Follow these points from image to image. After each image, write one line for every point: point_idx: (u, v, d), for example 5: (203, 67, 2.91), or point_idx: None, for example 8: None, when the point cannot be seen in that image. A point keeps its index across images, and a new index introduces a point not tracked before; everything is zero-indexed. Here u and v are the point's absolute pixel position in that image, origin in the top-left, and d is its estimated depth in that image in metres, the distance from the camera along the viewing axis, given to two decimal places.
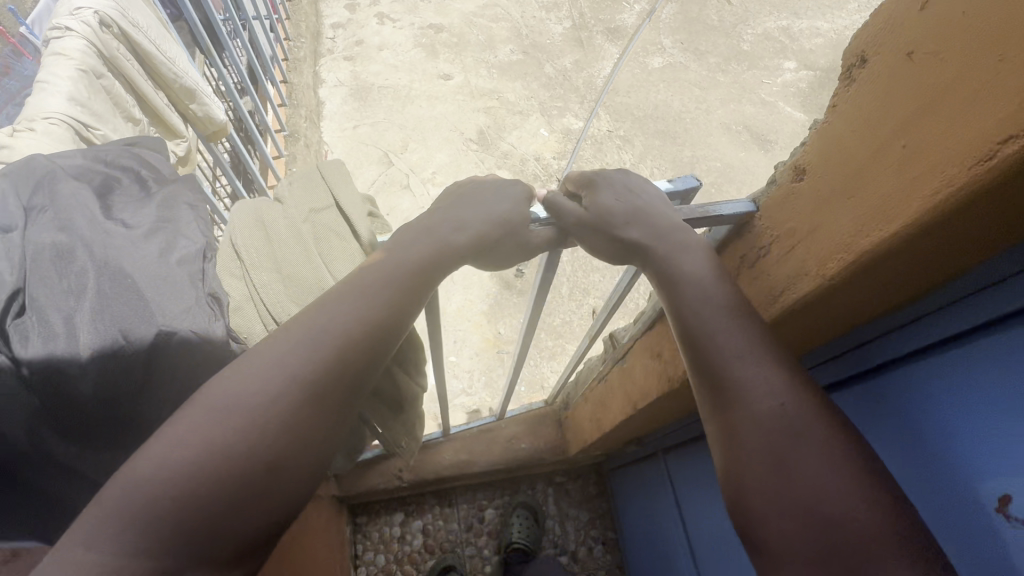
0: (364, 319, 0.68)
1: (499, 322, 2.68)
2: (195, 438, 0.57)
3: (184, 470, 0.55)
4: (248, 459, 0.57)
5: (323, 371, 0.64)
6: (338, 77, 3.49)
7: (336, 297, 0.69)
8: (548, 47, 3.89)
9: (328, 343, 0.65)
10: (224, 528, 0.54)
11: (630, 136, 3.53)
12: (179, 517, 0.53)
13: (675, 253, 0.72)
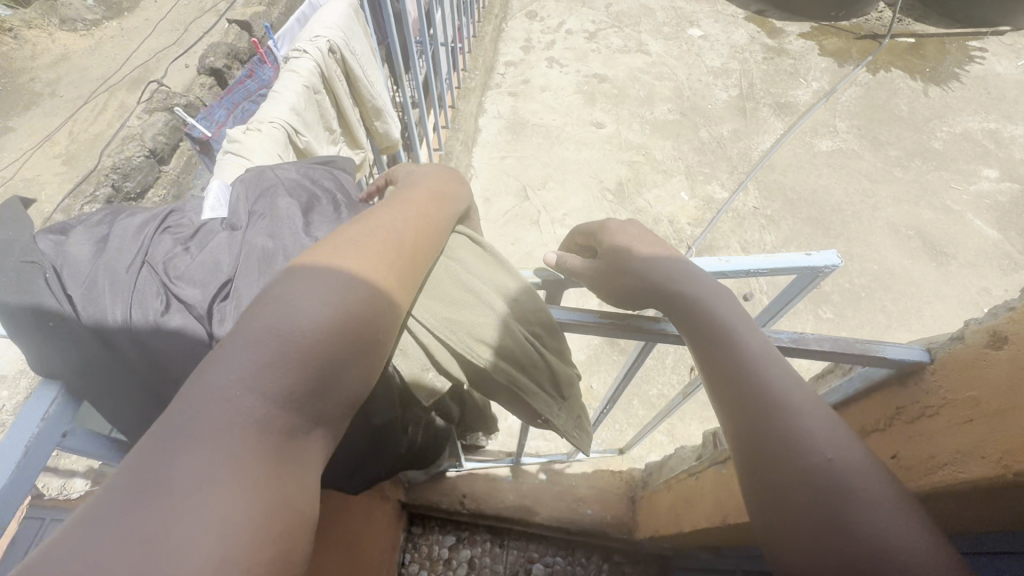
0: (417, 210, 0.82)
1: (593, 375, 2.63)
2: (312, 300, 0.61)
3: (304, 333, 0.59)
4: (364, 328, 0.63)
5: (406, 271, 0.73)
6: (499, 110, 3.75)
7: (402, 203, 0.83)
8: (708, 113, 3.82)
9: (407, 227, 0.78)
10: (346, 377, 0.62)
11: (777, 216, 3.30)
12: (304, 376, 0.58)
13: (704, 294, 0.77)
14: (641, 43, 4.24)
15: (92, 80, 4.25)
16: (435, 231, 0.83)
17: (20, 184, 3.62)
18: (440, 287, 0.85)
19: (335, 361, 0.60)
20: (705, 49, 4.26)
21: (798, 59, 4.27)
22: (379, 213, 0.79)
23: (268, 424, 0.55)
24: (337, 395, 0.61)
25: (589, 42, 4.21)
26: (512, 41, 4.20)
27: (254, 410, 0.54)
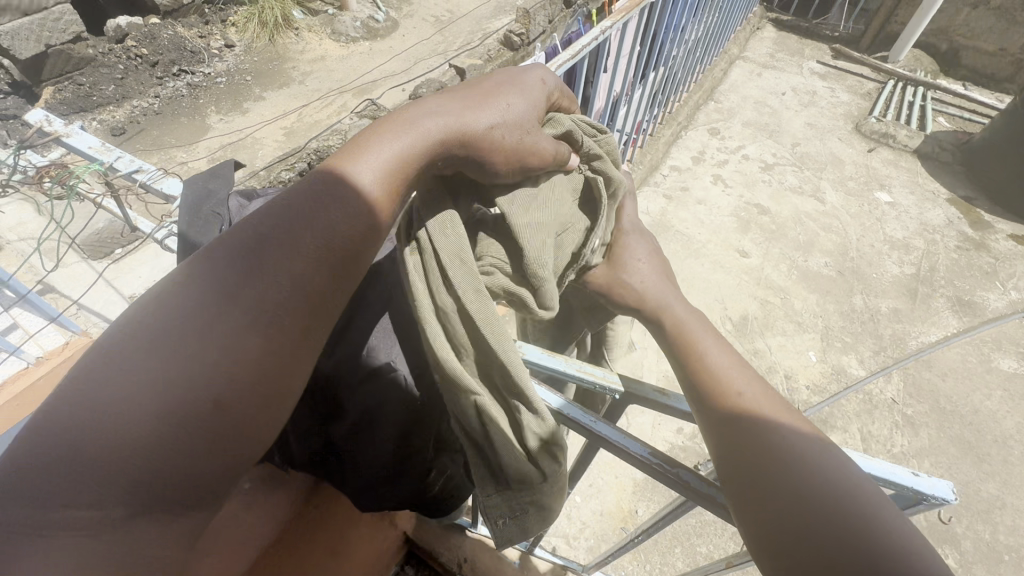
0: (331, 215, 0.76)
1: (642, 500, 2.43)
2: (131, 371, 0.59)
3: (118, 410, 0.57)
4: (196, 395, 0.60)
5: (284, 306, 0.69)
6: (648, 206, 3.80)
7: (317, 206, 0.75)
8: (870, 280, 3.49)
9: (300, 251, 0.72)
10: (181, 449, 0.59)
11: (919, 420, 2.84)
12: (113, 459, 0.56)
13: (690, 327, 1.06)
14: (817, 189, 4.07)
15: (333, 81, 5.18)
16: (360, 242, 0.78)
17: (252, 142, 4.48)
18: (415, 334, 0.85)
19: (161, 434, 0.58)
20: (889, 216, 3.94)
21: (1000, 260, 3.76)
22: (272, 225, 0.73)
23: (91, 520, 0.53)
24: (180, 467, 0.59)
25: (762, 172, 4.15)
26: (686, 149, 4.29)
27: (63, 511, 0.53)
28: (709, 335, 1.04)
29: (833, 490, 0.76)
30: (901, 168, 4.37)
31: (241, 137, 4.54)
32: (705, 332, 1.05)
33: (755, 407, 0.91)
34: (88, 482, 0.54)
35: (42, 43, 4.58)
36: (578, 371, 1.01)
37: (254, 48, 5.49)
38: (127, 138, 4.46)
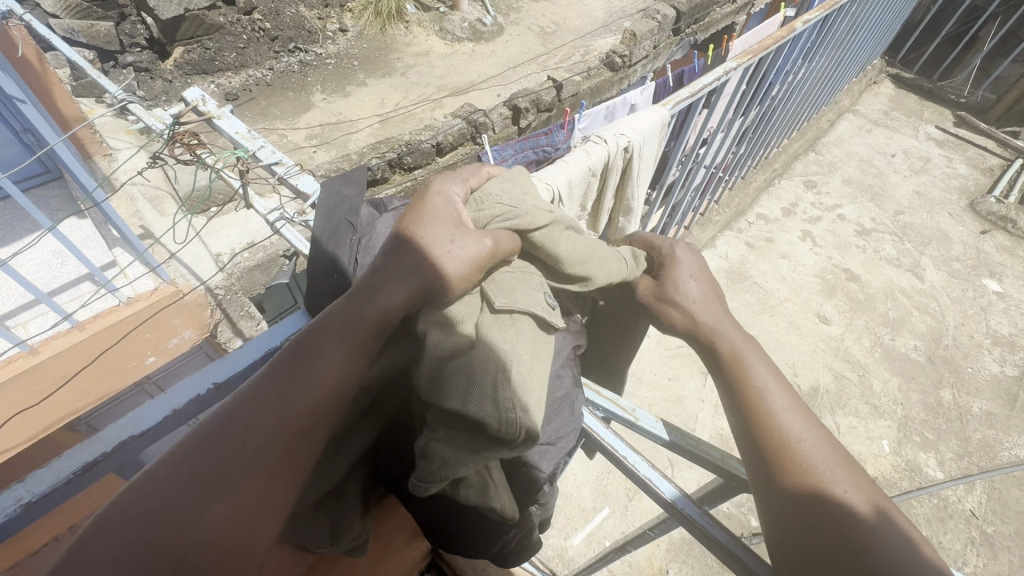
0: (306, 374, 0.78)
1: (675, 561, 2.30)
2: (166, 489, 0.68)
3: (144, 525, 0.65)
4: (214, 516, 0.68)
5: (303, 444, 0.76)
6: (727, 251, 3.65)
7: (291, 370, 0.77)
8: (964, 375, 3.18)
9: (315, 408, 0.77)
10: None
11: (999, 542, 2.55)
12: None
13: (746, 358, 1.03)
14: (917, 264, 3.76)
15: (433, 77, 5.32)
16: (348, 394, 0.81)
17: (347, 124, 4.65)
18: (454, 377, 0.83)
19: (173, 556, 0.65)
20: (996, 308, 3.59)
21: None
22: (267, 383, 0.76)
23: None
24: None
25: (858, 236, 3.88)
26: (777, 198, 4.08)
27: None
28: (759, 365, 1.02)
29: (884, 556, 0.74)
30: (1017, 257, 3.97)
31: (338, 117, 4.72)
32: (758, 364, 1.02)
33: (814, 469, 0.85)
34: None
35: (182, 7, 4.79)
36: (699, 449, 0.98)
37: (366, 36, 5.73)
38: (238, 104, 4.77)
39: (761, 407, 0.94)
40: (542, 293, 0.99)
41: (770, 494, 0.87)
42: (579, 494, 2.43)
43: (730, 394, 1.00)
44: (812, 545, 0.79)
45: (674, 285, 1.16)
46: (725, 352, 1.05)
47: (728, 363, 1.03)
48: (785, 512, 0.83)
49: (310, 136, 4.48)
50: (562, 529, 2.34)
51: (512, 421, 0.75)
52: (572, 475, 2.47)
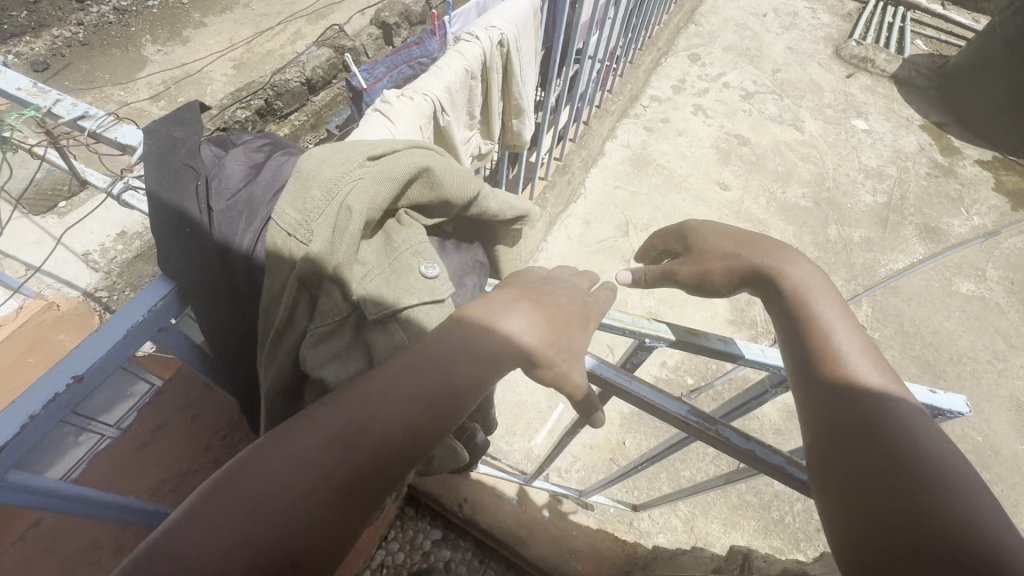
0: (274, 515, 0.57)
1: (629, 433, 2.53)
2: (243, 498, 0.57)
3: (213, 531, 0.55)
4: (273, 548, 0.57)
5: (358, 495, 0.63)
6: (628, 139, 3.70)
7: (251, 493, 0.58)
8: (844, 210, 3.55)
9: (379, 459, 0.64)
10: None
11: (884, 343, 3.00)
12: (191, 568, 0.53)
13: (805, 290, 0.91)
14: (797, 118, 4.02)
15: (282, 3, 4.67)
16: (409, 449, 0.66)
17: (197, 75, 4.04)
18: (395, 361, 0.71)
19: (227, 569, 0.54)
20: (864, 144, 3.95)
21: (966, 186, 3.83)
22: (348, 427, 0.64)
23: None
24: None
25: (743, 101, 4.04)
26: (666, 77, 4.12)
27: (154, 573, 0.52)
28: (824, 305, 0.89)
29: (924, 469, 0.68)
30: (878, 94, 4.33)
31: (184, 68, 4.10)
32: (822, 300, 0.90)
33: (868, 391, 0.77)
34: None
35: None
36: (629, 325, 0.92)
37: None
38: (52, 74, 3.99)
39: (819, 342, 0.85)
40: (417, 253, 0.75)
41: (817, 409, 0.79)
42: (532, 398, 2.56)
43: (788, 327, 0.90)
44: (856, 464, 0.71)
45: (709, 233, 1.04)
46: (786, 287, 0.92)
47: (791, 297, 0.91)
48: (825, 434, 0.77)
49: (155, 97, 3.88)
50: (524, 433, 2.48)
51: None
52: (523, 384, 2.59)
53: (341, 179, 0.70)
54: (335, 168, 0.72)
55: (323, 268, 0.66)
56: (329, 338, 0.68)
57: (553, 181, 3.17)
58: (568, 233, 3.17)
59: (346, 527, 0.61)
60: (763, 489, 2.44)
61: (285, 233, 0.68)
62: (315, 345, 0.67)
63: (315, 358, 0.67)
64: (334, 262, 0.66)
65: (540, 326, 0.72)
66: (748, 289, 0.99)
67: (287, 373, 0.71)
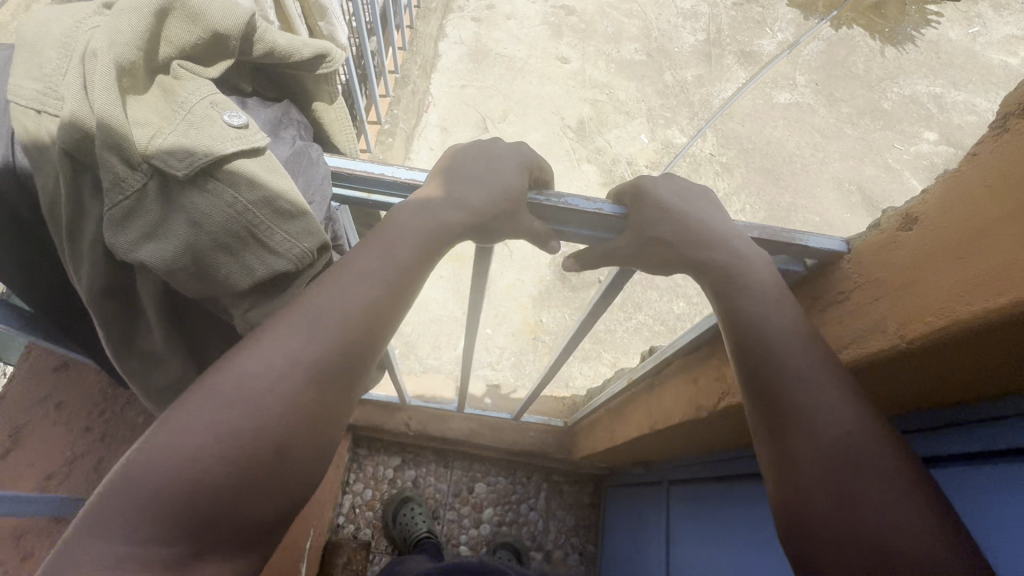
0: (253, 418, 0.59)
1: (544, 310, 2.67)
2: (222, 402, 0.59)
3: (199, 442, 0.57)
4: (258, 447, 0.59)
5: (324, 400, 0.63)
6: (460, 35, 3.55)
7: (224, 400, 0.59)
8: (674, 55, 3.77)
9: (344, 373, 0.65)
10: (227, 503, 0.57)
11: (732, 164, 3.36)
12: (177, 473, 0.56)
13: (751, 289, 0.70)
14: None
15: None
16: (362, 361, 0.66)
17: None
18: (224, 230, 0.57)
19: (213, 471, 0.56)
20: None
21: (767, 7, 4.20)
22: (313, 349, 0.63)
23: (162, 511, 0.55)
24: (222, 503, 0.57)
25: None
26: None
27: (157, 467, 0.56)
28: (770, 292, 0.70)
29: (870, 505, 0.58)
30: None
31: None
32: (764, 285, 0.70)
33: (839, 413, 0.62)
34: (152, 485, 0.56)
35: None
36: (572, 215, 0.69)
37: None
38: None
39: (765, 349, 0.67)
40: (209, 94, 0.62)
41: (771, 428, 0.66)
42: (444, 311, 2.59)
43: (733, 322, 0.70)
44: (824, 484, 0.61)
45: (653, 206, 0.72)
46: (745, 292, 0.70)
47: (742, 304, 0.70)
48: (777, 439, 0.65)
49: None
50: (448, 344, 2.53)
51: (302, 254, 0.61)
52: (431, 300, 2.59)
53: (78, 30, 0.59)
54: (66, 26, 0.60)
55: (87, 127, 0.54)
56: (132, 215, 0.55)
57: (396, 96, 3.02)
58: (429, 144, 3.07)
59: (319, 429, 0.63)
60: (667, 316, 2.74)
61: (33, 111, 0.56)
62: (115, 224, 0.55)
63: (123, 242, 0.55)
64: (93, 114, 0.53)
65: (459, 213, 0.71)
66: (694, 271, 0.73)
67: (106, 274, 0.61)
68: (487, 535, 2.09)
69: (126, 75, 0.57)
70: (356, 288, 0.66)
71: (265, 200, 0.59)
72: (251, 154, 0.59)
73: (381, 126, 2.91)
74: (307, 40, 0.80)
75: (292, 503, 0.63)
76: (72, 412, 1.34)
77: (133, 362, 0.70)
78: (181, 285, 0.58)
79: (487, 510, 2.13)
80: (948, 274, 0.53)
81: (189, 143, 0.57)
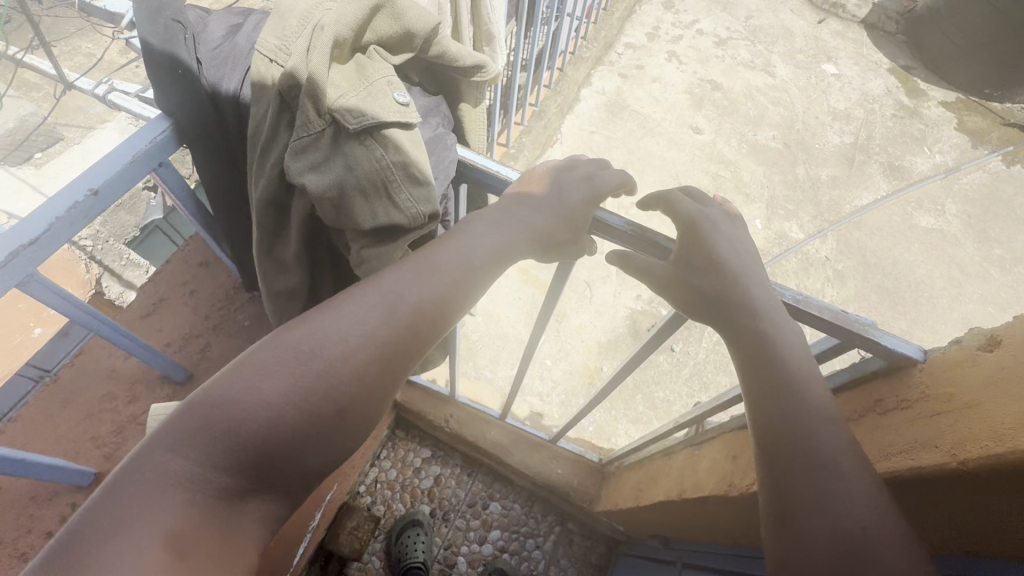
0: (326, 375, 0.72)
1: (607, 359, 2.66)
2: (297, 357, 0.72)
3: (272, 388, 0.69)
4: (324, 400, 0.71)
5: (388, 365, 0.76)
6: (604, 86, 3.74)
7: (302, 354, 0.72)
8: (812, 151, 3.67)
9: (408, 346, 0.78)
10: (292, 443, 0.70)
11: (847, 273, 3.16)
12: (251, 414, 0.68)
13: (787, 362, 0.78)
14: (768, 63, 4.08)
15: None
16: (424, 337, 0.79)
17: None
18: (367, 178, 0.71)
19: (284, 414, 0.69)
20: (833, 88, 4.04)
21: (930, 126, 3.96)
22: (384, 325, 0.76)
23: (234, 444, 0.67)
24: (289, 440, 0.69)
25: (716, 47, 4.08)
26: (639, 25, 4.14)
27: (232, 406, 0.68)
28: (803, 371, 0.77)
29: None
30: (848, 39, 4.39)
31: None
32: (796, 358, 0.78)
33: (854, 507, 0.67)
34: (224, 418, 0.67)
35: None
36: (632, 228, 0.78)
37: None
38: None
39: (787, 427, 0.74)
40: (387, 75, 0.77)
41: (777, 507, 0.72)
42: (513, 331, 2.68)
43: (761, 393, 0.77)
44: None
45: (702, 249, 0.82)
46: (773, 369, 0.78)
47: (768, 377, 0.77)
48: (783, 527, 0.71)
49: None
50: (507, 363, 2.60)
51: (416, 216, 0.72)
52: (504, 316, 2.69)
53: (315, 8, 0.77)
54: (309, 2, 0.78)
55: (299, 78, 0.70)
56: (308, 151, 0.71)
57: (529, 126, 3.23)
58: None
59: (378, 387, 0.76)
60: None
61: (267, 59, 0.75)
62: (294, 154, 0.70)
63: (295, 170, 0.71)
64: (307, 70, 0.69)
65: (532, 223, 0.83)
66: (729, 333, 0.82)
67: (273, 189, 0.77)
68: (487, 556, 2.09)
69: (336, 45, 0.73)
70: (428, 279, 0.79)
71: (403, 163, 0.71)
72: (402, 127, 0.73)
73: (507, 149, 3.13)
74: (471, 51, 0.94)
75: (344, 448, 0.75)
76: (190, 302, 1.59)
77: (269, 264, 0.87)
78: (322, 212, 0.73)
79: (494, 531, 2.13)
80: (1018, 403, 0.54)
81: (363, 107, 0.71)
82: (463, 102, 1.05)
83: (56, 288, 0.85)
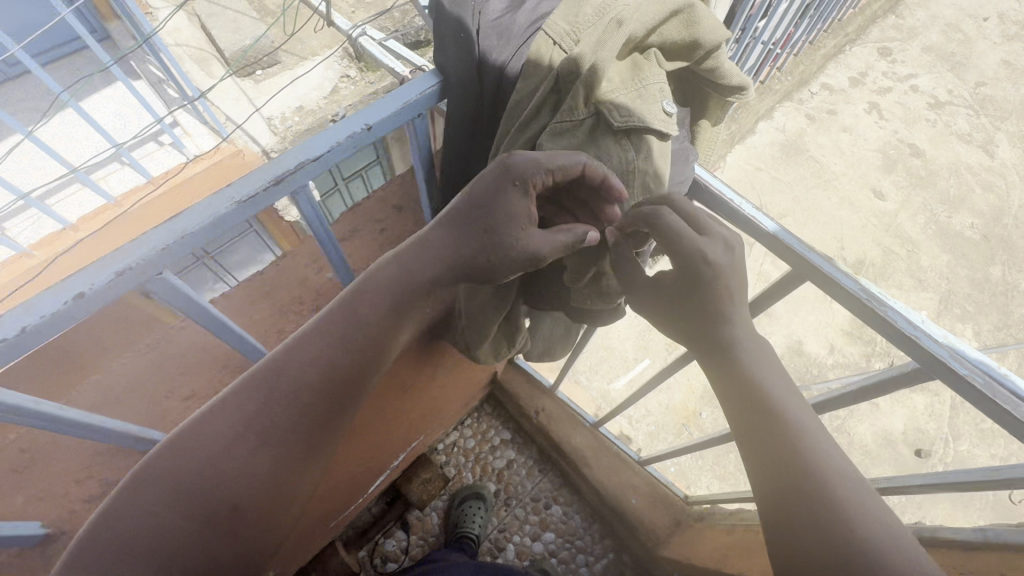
0: (211, 466, 0.79)
1: (709, 406, 2.51)
2: (164, 472, 0.77)
3: (144, 505, 0.75)
4: (212, 492, 0.78)
5: (290, 428, 0.84)
6: (785, 123, 3.48)
7: (171, 472, 0.77)
8: (1018, 252, 3.13)
9: (303, 403, 0.84)
10: (191, 539, 0.76)
11: None
12: (134, 534, 0.73)
13: (815, 476, 0.69)
14: (990, 140, 3.52)
15: None
16: (328, 385, 0.85)
17: None
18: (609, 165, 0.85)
19: (164, 523, 0.75)
20: None
21: None
22: (266, 403, 0.82)
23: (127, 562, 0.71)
24: (189, 530, 0.76)
25: (930, 109, 3.60)
26: (845, 66, 3.76)
27: (106, 538, 0.72)
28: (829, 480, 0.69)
29: None
30: None
31: None
32: (829, 465, 0.70)
33: None
34: (98, 548, 0.71)
35: None
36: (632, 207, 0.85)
37: None
38: None
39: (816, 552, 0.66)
40: (659, 85, 0.89)
41: None
42: (621, 346, 2.63)
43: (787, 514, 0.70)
44: None
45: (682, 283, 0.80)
46: (789, 485, 0.70)
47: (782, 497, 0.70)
48: None
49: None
50: (606, 375, 2.57)
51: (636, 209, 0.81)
52: (616, 329, 2.65)
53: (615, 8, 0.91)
54: None
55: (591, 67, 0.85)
56: (574, 130, 0.86)
57: None
58: None
59: (284, 441, 0.83)
60: None
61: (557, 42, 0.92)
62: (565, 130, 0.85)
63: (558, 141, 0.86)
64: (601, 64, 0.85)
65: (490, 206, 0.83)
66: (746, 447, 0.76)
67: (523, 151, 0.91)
68: (536, 553, 2.09)
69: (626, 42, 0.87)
70: (320, 352, 0.85)
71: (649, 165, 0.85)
72: (659, 137, 0.86)
73: None
74: (740, 72, 0.96)
75: (262, 502, 0.83)
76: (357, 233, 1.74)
77: None
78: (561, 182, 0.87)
79: (549, 533, 2.13)
80: None
81: (635, 109, 0.85)
82: (702, 118, 1.08)
83: (313, 205, 0.97)
